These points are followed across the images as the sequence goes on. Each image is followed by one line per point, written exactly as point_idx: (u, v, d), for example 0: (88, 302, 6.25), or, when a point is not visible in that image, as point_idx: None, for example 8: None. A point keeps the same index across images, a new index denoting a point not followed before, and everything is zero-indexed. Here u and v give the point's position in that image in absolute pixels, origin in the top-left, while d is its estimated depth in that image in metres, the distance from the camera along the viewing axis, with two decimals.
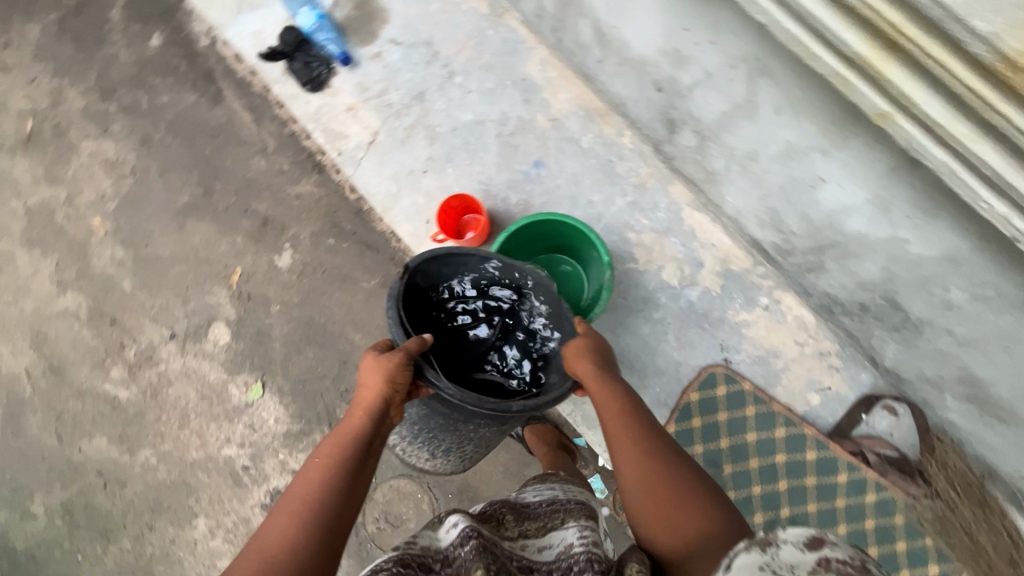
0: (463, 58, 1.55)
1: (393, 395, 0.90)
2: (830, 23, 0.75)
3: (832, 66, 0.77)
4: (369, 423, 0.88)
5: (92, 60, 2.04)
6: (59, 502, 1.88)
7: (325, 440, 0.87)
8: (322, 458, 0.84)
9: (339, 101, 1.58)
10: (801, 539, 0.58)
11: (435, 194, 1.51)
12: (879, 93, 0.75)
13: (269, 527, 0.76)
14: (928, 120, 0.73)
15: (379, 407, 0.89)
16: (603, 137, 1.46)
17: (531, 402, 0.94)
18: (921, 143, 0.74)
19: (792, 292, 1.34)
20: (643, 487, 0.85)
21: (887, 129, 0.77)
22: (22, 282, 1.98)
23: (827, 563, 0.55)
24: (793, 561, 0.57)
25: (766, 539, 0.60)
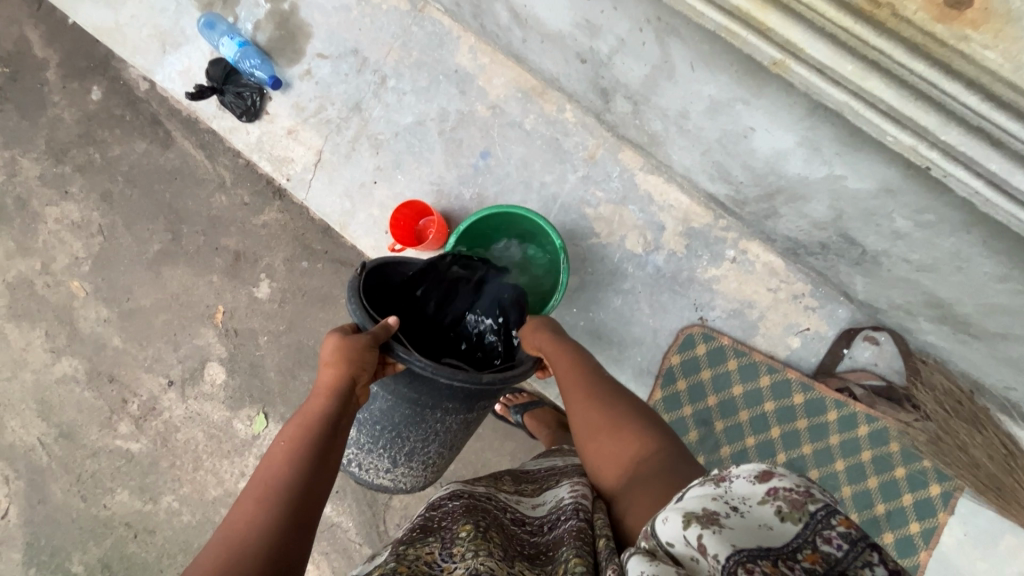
0: (392, 60, 1.51)
1: (360, 374, 0.91)
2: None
3: (717, 22, 0.77)
4: (335, 401, 0.87)
5: (38, 125, 2.03)
6: (95, 558, 1.93)
7: (289, 423, 0.84)
8: (287, 439, 0.80)
9: (279, 126, 1.56)
10: (752, 473, 0.64)
11: (389, 202, 1.50)
12: (766, 42, 0.74)
13: (236, 514, 0.71)
14: (818, 64, 0.73)
15: (345, 385, 0.89)
16: (545, 115, 1.43)
17: (500, 374, 1.01)
18: (818, 85, 0.74)
19: (757, 240, 1.32)
20: (600, 446, 0.92)
21: (785, 76, 0.76)
22: (17, 356, 2.01)
23: (776, 493, 0.61)
24: (745, 493, 0.63)
25: (720, 475, 0.66)
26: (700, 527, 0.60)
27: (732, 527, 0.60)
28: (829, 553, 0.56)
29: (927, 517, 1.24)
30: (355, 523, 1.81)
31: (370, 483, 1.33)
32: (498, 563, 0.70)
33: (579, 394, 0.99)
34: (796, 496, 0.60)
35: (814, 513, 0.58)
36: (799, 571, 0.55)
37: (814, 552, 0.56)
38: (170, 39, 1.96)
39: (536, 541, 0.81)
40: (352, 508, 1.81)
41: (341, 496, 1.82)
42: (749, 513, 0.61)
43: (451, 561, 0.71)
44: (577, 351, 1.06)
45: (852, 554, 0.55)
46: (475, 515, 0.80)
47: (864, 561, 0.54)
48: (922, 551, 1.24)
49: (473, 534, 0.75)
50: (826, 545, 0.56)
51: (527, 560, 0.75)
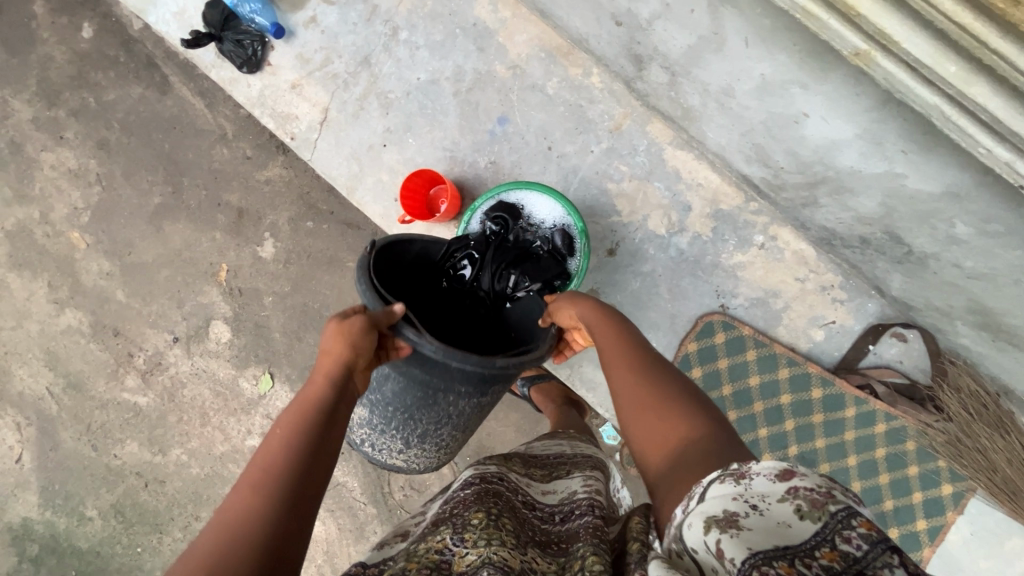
0: (405, 10, 1.39)
1: (359, 360, 0.78)
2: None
3: None
4: (334, 387, 0.74)
5: (28, 64, 1.92)
6: (108, 504, 1.99)
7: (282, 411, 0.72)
8: (282, 430, 0.69)
9: (281, 79, 1.45)
10: (771, 470, 0.56)
11: (398, 167, 1.41)
12: (852, 29, 0.67)
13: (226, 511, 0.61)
14: (910, 60, 0.66)
15: (342, 374, 0.75)
16: (569, 79, 1.32)
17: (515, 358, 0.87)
18: (906, 84, 0.67)
19: (789, 226, 1.25)
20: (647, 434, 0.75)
21: (866, 69, 0.69)
22: (21, 306, 1.99)
23: (796, 491, 0.54)
24: (764, 491, 0.55)
25: (738, 471, 0.57)
26: (715, 532, 0.54)
27: (750, 529, 0.53)
28: (847, 553, 0.49)
29: (935, 516, 1.23)
30: (360, 484, 1.84)
31: (383, 462, 1.31)
32: (511, 553, 0.67)
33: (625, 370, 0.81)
34: (816, 495, 0.53)
35: (836, 513, 0.51)
36: (818, 570, 0.49)
37: (832, 551, 0.50)
38: None
39: (547, 530, 0.78)
40: (357, 470, 1.84)
41: (347, 457, 1.85)
42: (768, 512, 0.54)
43: (463, 546, 0.68)
44: (624, 325, 0.88)
45: (871, 554, 0.48)
46: (487, 501, 0.76)
47: (882, 562, 0.48)
48: (926, 547, 1.24)
49: (485, 523, 0.71)
50: (844, 544, 0.50)
51: (539, 547, 0.73)
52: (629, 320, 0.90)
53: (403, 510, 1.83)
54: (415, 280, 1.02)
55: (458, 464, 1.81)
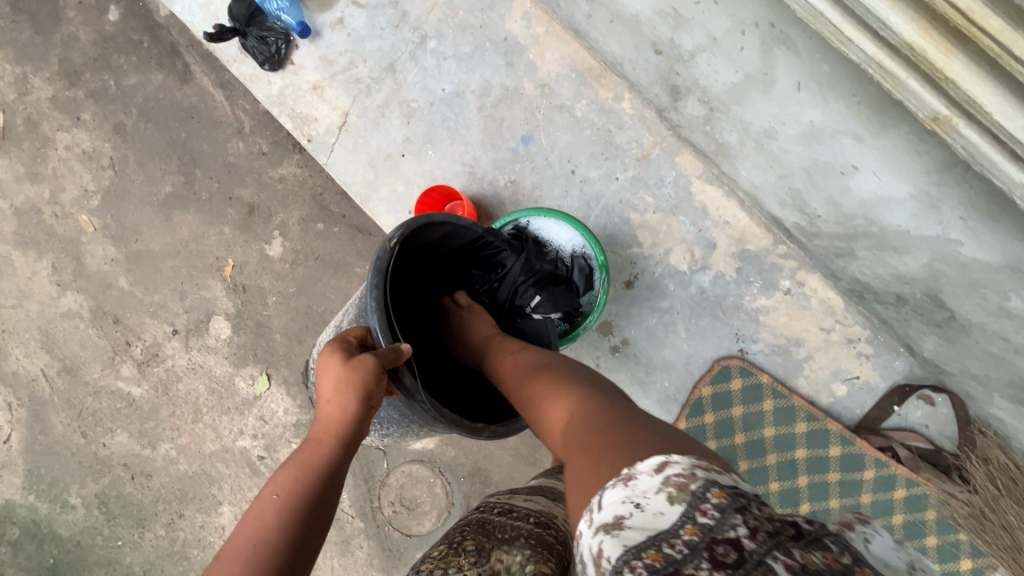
0: (435, 19, 1.35)
1: (368, 413, 0.78)
2: (876, 5, 0.62)
3: (871, 53, 0.65)
4: (339, 445, 0.74)
5: (51, 43, 1.91)
6: (93, 494, 1.95)
7: (281, 468, 0.71)
8: (281, 492, 0.68)
9: (303, 79, 1.41)
10: (649, 463, 0.49)
11: (415, 179, 1.37)
12: (933, 93, 0.62)
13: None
14: (998, 129, 0.60)
15: (349, 431, 0.75)
16: (599, 102, 1.27)
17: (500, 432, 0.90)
18: (989, 155, 0.62)
19: (817, 274, 1.19)
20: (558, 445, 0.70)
21: (944, 134, 0.65)
22: (23, 285, 1.96)
23: (668, 478, 0.47)
24: (645, 487, 0.48)
25: (622, 472, 0.50)
26: (604, 543, 0.46)
27: (631, 530, 0.46)
28: (706, 525, 0.44)
29: None
30: (350, 496, 1.80)
31: None
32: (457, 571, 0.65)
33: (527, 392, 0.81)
34: (684, 476, 0.47)
35: (697, 488, 0.46)
36: (681, 550, 0.44)
37: (693, 526, 0.45)
38: None
39: (517, 524, 0.72)
40: (348, 481, 1.79)
41: None
42: (649, 509, 0.46)
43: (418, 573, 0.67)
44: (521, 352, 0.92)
45: (727, 522, 0.44)
46: (452, 535, 0.75)
47: (733, 526, 0.43)
48: None
49: (444, 553, 0.70)
50: (701, 517, 0.45)
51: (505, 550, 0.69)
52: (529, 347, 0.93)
53: (391, 526, 1.79)
54: (429, 257, 1.04)
55: (451, 483, 1.77)
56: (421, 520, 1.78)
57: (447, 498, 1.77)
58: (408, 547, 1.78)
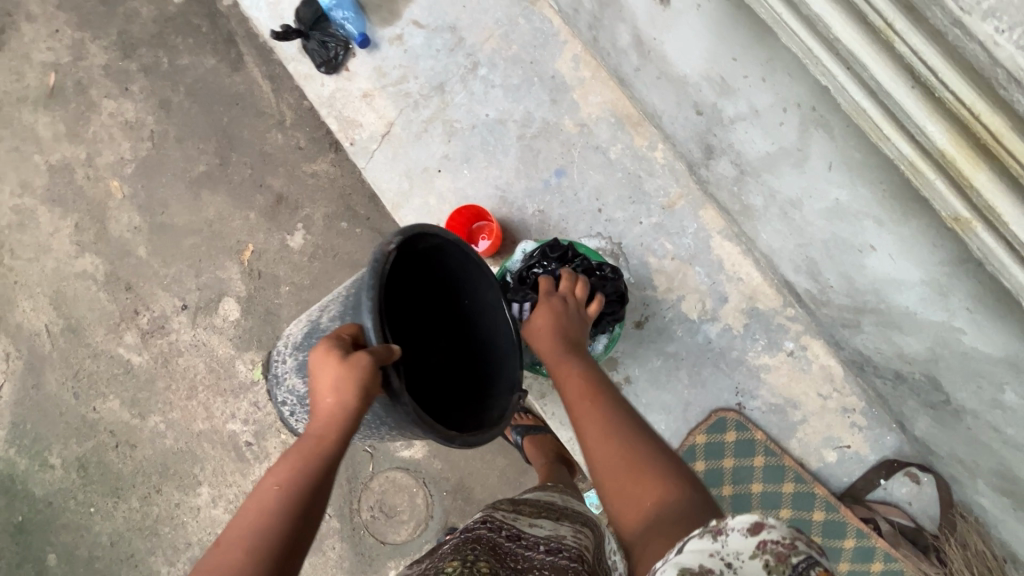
0: (489, 48, 1.42)
1: (365, 405, 0.80)
2: (913, 111, 0.65)
3: (903, 151, 0.69)
4: (335, 439, 0.78)
5: (114, 15, 2.00)
6: (75, 456, 1.95)
7: (286, 458, 0.76)
8: (278, 483, 0.73)
9: (355, 86, 1.47)
10: (744, 524, 0.56)
11: (448, 195, 1.42)
12: (956, 195, 0.66)
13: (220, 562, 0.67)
14: (1010, 238, 0.63)
15: (348, 423, 0.78)
16: (633, 148, 1.34)
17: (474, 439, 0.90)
18: (1002, 259, 0.65)
19: (821, 340, 1.24)
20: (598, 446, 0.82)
21: (965, 234, 0.68)
22: (43, 240, 1.99)
23: (765, 546, 0.54)
24: (738, 548, 0.55)
25: (716, 526, 0.57)
26: None
27: None
28: None
29: None
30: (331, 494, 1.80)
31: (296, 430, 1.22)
32: None
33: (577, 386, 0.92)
34: (782, 548, 0.53)
35: (799, 566, 0.52)
36: None
37: None
38: None
39: (529, 554, 0.78)
40: None
41: None
42: (742, 570, 0.54)
43: None
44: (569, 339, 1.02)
45: None
46: (464, 550, 0.77)
47: None
48: None
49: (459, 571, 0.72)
50: None
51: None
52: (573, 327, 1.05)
53: (367, 531, 1.79)
54: (417, 267, 1.00)
55: (434, 496, 1.78)
56: (398, 529, 1.78)
57: (427, 510, 1.77)
58: (380, 554, 1.78)
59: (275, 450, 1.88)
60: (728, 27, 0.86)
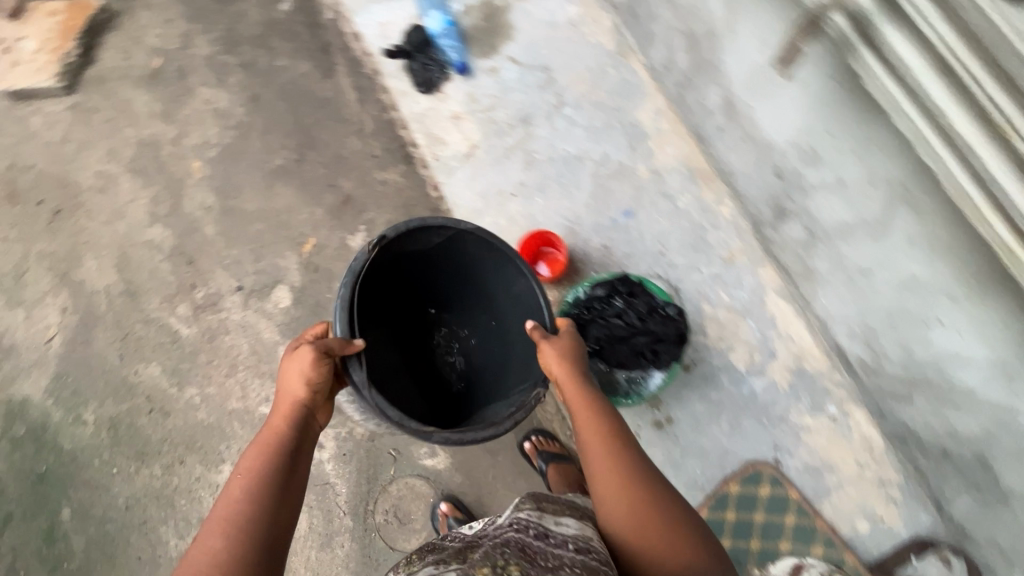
0: (577, 91, 1.53)
1: (315, 398, 0.98)
2: (1016, 200, 0.75)
3: (999, 235, 0.78)
4: (290, 428, 0.95)
5: (225, 14, 2.25)
6: (108, 416, 2.01)
7: (247, 451, 0.92)
8: (244, 472, 0.88)
9: (446, 107, 1.58)
10: None
11: (518, 219, 1.50)
12: None
13: (201, 543, 0.80)
14: None
15: (301, 413, 0.96)
16: (701, 200, 1.42)
17: (450, 437, 1.05)
18: None
19: (864, 409, 1.28)
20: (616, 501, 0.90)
21: None
22: (119, 206, 2.13)
23: None
24: None
25: None
26: None
27: None
28: None
29: None
30: (348, 491, 1.81)
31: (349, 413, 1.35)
32: None
33: (590, 427, 0.99)
34: None
35: None
36: None
37: None
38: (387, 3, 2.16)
39: (559, 553, 0.81)
40: (351, 476, 1.82)
41: (346, 460, 1.83)
42: None
43: None
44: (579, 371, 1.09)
45: None
46: (494, 553, 0.79)
47: None
48: None
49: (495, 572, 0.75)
50: None
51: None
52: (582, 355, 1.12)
53: (377, 535, 1.80)
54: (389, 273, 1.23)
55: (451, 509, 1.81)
56: (409, 537, 1.80)
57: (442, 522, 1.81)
58: (387, 559, 1.79)
59: None
60: (833, 103, 0.95)
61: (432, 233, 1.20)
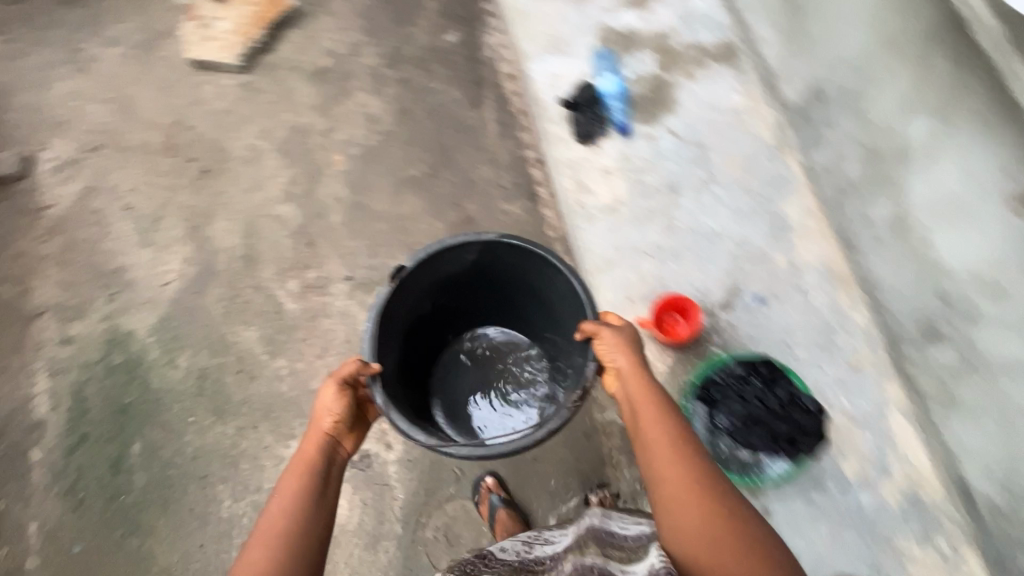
0: (729, 174, 1.66)
1: (337, 426, 1.25)
2: None
3: None
4: (322, 451, 1.22)
5: (394, 34, 2.53)
6: (200, 366, 2.19)
7: (287, 470, 1.18)
8: (287, 486, 1.14)
9: (599, 162, 1.70)
10: None
11: (648, 277, 1.60)
12: None
13: (263, 538, 1.07)
14: None
15: (329, 437, 1.24)
16: (836, 304, 1.58)
17: (476, 451, 1.26)
18: None
19: (980, 556, 1.38)
20: (675, 484, 1.10)
21: None
22: (260, 178, 2.41)
23: None
24: None
25: None
26: None
27: None
28: None
29: None
30: (405, 498, 1.91)
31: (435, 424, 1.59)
32: None
33: (653, 417, 1.18)
34: None
35: None
36: None
37: None
38: (554, 44, 1.85)
39: None
40: (411, 483, 1.92)
41: (409, 467, 1.94)
42: None
43: None
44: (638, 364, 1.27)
45: None
46: None
47: None
48: None
49: None
50: None
51: None
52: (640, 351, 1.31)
53: (424, 549, 1.87)
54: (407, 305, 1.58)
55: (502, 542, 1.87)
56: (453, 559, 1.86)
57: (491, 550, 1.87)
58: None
59: (372, 436, 1.96)
60: None
61: (459, 252, 1.57)
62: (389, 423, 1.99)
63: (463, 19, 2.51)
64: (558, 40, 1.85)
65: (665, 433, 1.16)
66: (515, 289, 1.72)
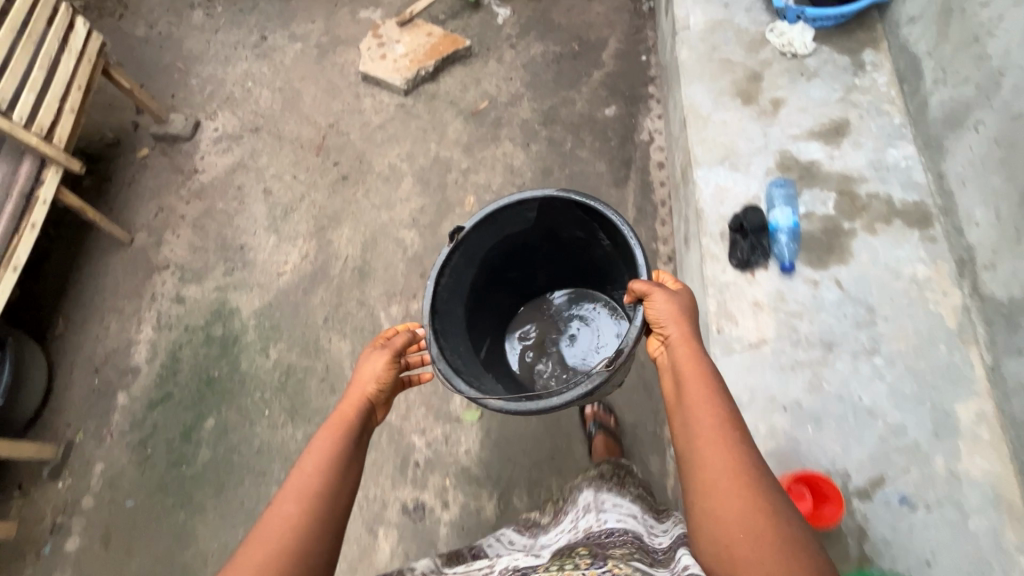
0: (895, 347, 1.46)
1: (378, 394, 1.11)
2: None
3: None
4: (359, 416, 1.05)
5: (555, 95, 2.56)
6: (288, 361, 2.24)
7: (318, 432, 1.02)
8: (314, 452, 0.97)
9: (750, 291, 1.59)
10: None
11: (779, 433, 1.43)
12: None
13: (281, 505, 0.90)
14: None
15: (366, 403, 1.08)
16: (1000, 536, 1.27)
17: (511, 404, 1.22)
18: None
19: None
20: (711, 473, 0.93)
21: None
22: (392, 198, 2.48)
23: None
24: None
25: None
26: None
27: None
28: None
29: None
30: None
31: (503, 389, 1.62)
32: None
33: (694, 391, 1.01)
34: None
35: None
36: None
37: None
38: (731, 156, 1.78)
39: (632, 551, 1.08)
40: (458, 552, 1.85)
41: (461, 534, 1.87)
42: None
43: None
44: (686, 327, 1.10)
45: None
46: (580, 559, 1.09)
47: None
48: None
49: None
50: None
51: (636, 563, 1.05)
52: (695, 318, 1.13)
53: None
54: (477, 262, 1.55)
55: None
56: None
57: None
58: None
59: (432, 489, 1.92)
60: None
61: (518, 209, 1.50)
62: (452, 481, 1.93)
63: (628, 98, 2.51)
64: (734, 155, 1.78)
65: (708, 411, 0.98)
66: (586, 247, 1.62)
